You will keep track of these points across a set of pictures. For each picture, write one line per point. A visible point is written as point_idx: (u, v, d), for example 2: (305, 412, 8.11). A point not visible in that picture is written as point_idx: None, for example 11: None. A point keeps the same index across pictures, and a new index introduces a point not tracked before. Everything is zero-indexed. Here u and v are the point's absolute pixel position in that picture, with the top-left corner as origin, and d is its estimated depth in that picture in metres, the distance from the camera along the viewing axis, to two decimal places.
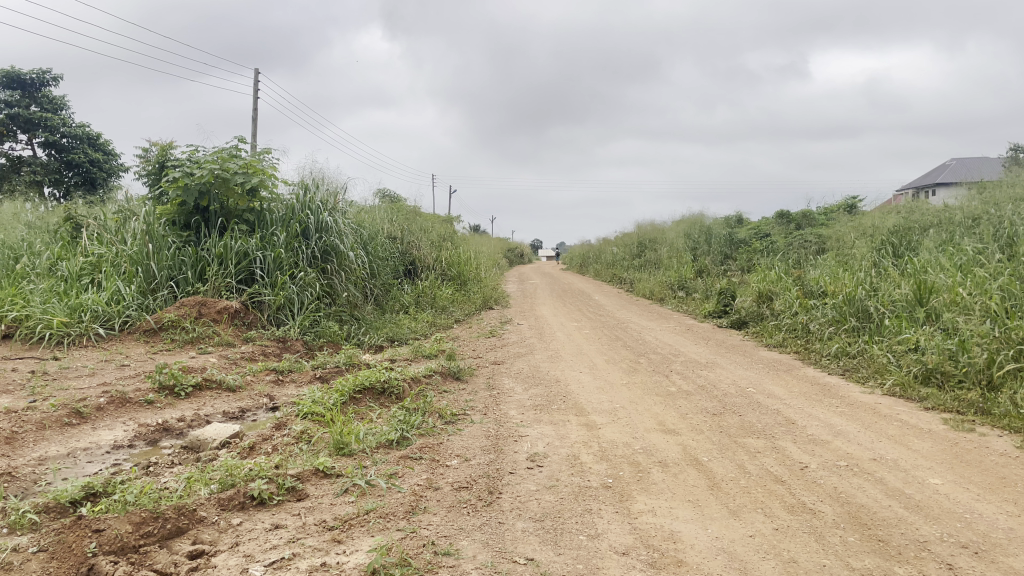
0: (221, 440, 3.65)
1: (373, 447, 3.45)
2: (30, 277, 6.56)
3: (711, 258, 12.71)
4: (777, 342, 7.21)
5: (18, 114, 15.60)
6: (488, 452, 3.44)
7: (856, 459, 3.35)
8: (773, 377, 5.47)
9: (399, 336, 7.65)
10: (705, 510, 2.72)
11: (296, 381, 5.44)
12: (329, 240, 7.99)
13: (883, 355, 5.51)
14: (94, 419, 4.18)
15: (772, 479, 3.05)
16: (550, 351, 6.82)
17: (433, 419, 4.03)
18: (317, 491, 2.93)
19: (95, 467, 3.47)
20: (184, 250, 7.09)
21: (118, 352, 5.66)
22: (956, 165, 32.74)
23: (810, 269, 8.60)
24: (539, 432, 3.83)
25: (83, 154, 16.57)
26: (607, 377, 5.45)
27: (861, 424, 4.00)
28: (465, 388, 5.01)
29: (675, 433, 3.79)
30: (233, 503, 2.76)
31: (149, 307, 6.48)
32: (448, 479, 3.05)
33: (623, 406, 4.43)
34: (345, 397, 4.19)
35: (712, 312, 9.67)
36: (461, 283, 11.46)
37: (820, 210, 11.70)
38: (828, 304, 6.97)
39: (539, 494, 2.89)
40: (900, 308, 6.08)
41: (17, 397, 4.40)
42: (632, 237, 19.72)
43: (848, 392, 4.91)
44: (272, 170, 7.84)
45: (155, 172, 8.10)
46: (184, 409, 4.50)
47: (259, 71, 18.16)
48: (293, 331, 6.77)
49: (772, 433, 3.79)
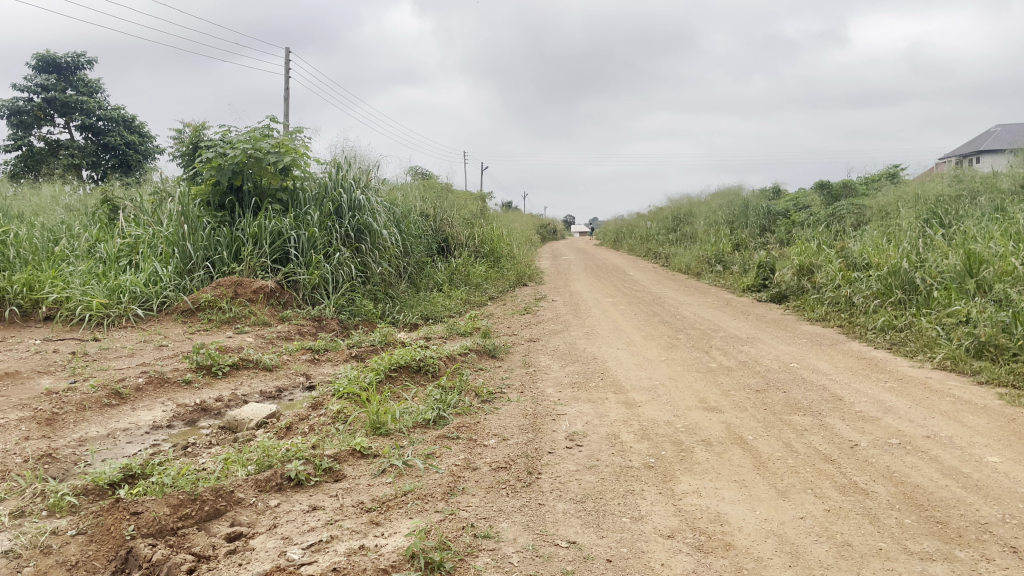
0: (257, 420, 3.63)
1: (410, 427, 3.40)
2: (70, 258, 6.62)
3: (749, 231, 12.46)
4: (820, 316, 7.03)
5: (56, 97, 15.83)
6: (526, 431, 3.38)
7: (909, 437, 3.22)
8: (817, 352, 5.33)
9: (434, 314, 7.61)
10: (753, 491, 2.63)
11: (332, 359, 5.43)
12: (362, 219, 7.96)
13: (931, 328, 5.33)
14: (133, 399, 4.21)
15: (822, 459, 2.95)
16: (586, 327, 6.73)
17: (470, 397, 3.97)
18: (355, 472, 2.90)
19: (135, 448, 3.49)
20: (219, 230, 7.11)
21: (156, 332, 5.70)
22: (1003, 132, 31.71)
23: (853, 240, 8.37)
24: (577, 411, 3.75)
25: (118, 136, 16.74)
26: (645, 353, 5.36)
27: (912, 400, 3.86)
28: (501, 366, 4.96)
29: (717, 410, 3.69)
30: (271, 484, 2.73)
31: (186, 288, 6.52)
32: (486, 460, 2.99)
33: (663, 383, 4.34)
34: (380, 376, 4.16)
35: (750, 286, 9.50)
36: (495, 260, 11.40)
37: (861, 180, 11.39)
38: (873, 276, 6.76)
39: (579, 474, 2.82)
40: (948, 279, 5.88)
41: (58, 378, 4.45)
42: (667, 211, 19.45)
43: (896, 367, 4.75)
44: (304, 149, 7.80)
45: (188, 153, 8.12)
46: (221, 389, 4.52)
47: (289, 51, 18.16)
48: (328, 310, 6.77)
49: (819, 410, 3.67)
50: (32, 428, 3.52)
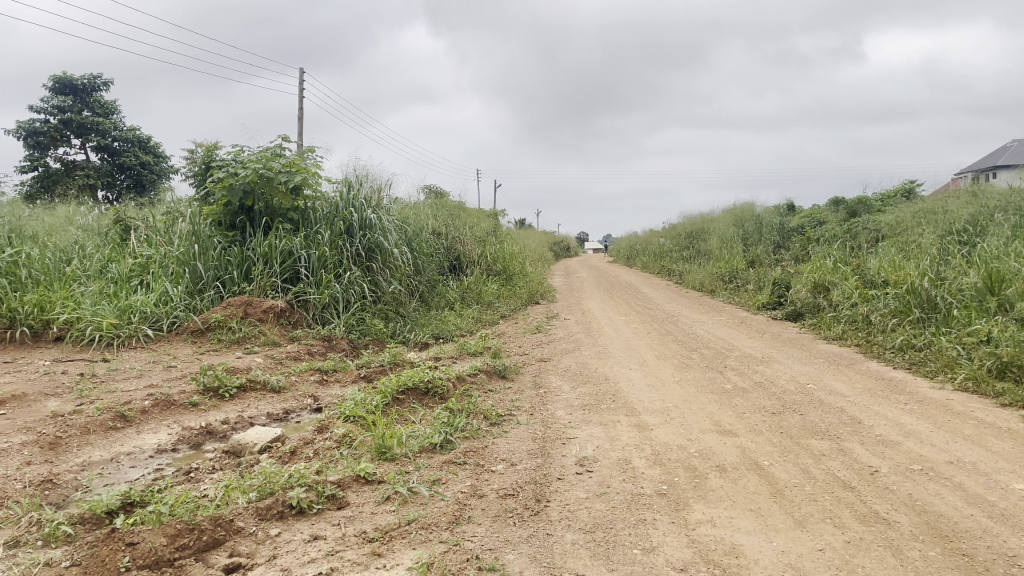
0: (262, 444, 3.57)
1: (416, 452, 3.33)
2: (81, 279, 6.62)
3: (763, 248, 12.35)
4: (836, 335, 6.91)
5: (71, 119, 16.00)
6: (535, 456, 3.29)
7: (931, 462, 3.11)
8: (834, 372, 5.21)
9: (445, 334, 7.55)
10: (769, 521, 2.53)
11: (340, 380, 5.36)
12: (373, 238, 7.93)
13: (952, 347, 5.20)
14: (138, 422, 4.16)
15: (841, 486, 2.85)
16: (598, 347, 6.64)
17: (478, 421, 3.89)
18: (359, 499, 2.82)
19: (138, 473, 3.44)
20: (229, 250, 7.09)
21: (165, 353, 5.66)
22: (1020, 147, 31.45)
23: (870, 257, 8.25)
24: (588, 434, 3.67)
25: (134, 157, 16.89)
26: (658, 374, 5.26)
27: (933, 423, 3.74)
28: (511, 387, 4.88)
29: (732, 434, 3.59)
30: (272, 513, 2.66)
31: (196, 308, 6.50)
32: (494, 486, 2.91)
33: (676, 405, 4.24)
34: (387, 398, 4.09)
35: (766, 303, 9.39)
36: (507, 278, 11.34)
37: (877, 196, 11.27)
38: (890, 294, 6.65)
39: (589, 502, 2.73)
40: (968, 297, 5.77)
41: (64, 400, 4.41)
42: (681, 228, 19.32)
43: (916, 388, 4.63)
44: (316, 168, 7.80)
45: (201, 173, 8.15)
46: (228, 412, 4.46)
47: (304, 72, 18.34)
48: (338, 329, 6.72)
49: (837, 433, 3.57)
50: (35, 452, 3.48)
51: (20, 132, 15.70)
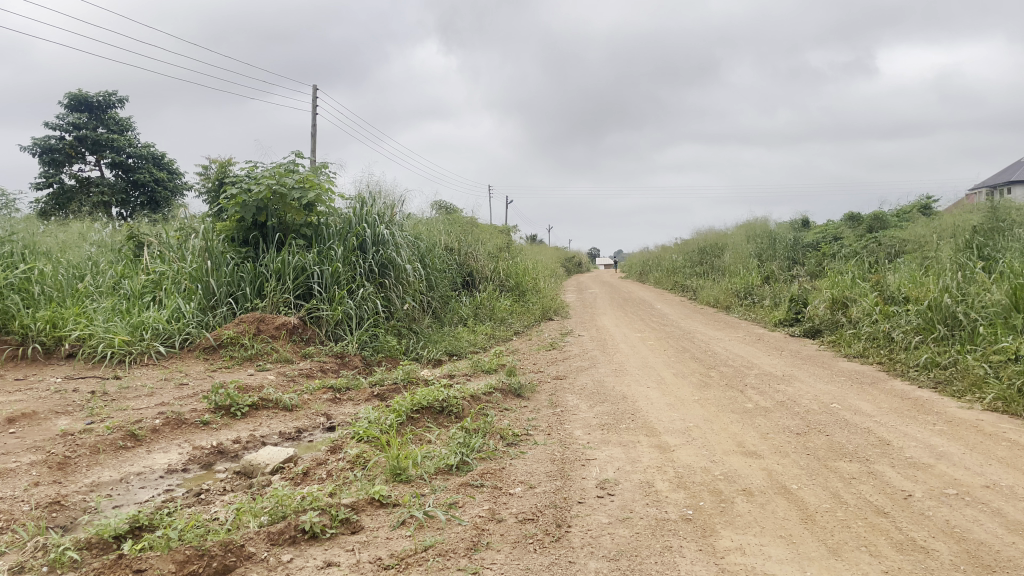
0: (274, 465, 3.49)
1: (432, 473, 3.24)
2: (94, 295, 6.59)
3: (777, 264, 12.23)
4: (857, 353, 6.79)
5: (87, 135, 16.13)
6: (554, 478, 3.20)
7: (967, 487, 2.99)
8: (857, 390, 5.09)
9: (459, 350, 7.48)
10: (802, 549, 2.42)
11: (353, 398, 5.28)
12: (386, 253, 7.87)
13: (979, 366, 5.07)
14: (149, 441, 4.09)
15: (874, 511, 2.73)
16: (614, 364, 6.54)
17: (495, 441, 3.80)
18: (374, 523, 2.74)
19: (147, 494, 3.37)
20: (242, 266, 7.06)
21: (177, 370, 5.61)
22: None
23: (889, 273, 8.11)
24: (608, 455, 3.56)
25: (148, 174, 16.98)
26: (677, 392, 5.14)
27: (965, 445, 3.62)
28: (527, 406, 4.78)
29: (757, 456, 3.48)
30: (284, 537, 2.57)
31: (209, 324, 6.45)
32: (513, 510, 2.82)
33: (698, 425, 4.13)
34: (401, 418, 4.00)
35: (783, 320, 9.26)
36: (520, 294, 11.26)
37: (893, 212, 11.15)
38: (912, 310, 6.52)
39: (612, 528, 2.63)
40: (994, 314, 5.64)
41: (75, 418, 4.35)
42: (694, 243, 19.21)
43: (944, 408, 4.50)
44: (329, 184, 7.76)
45: (214, 189, 8.13)
46: (239, 430, 4.38)
47: (316, 88, 18.40)
48: (351, 346, 6.65)
49: (866, 455, 3.45)
50: (44, 472, 3.41)
51: (36, 149, 15.83)
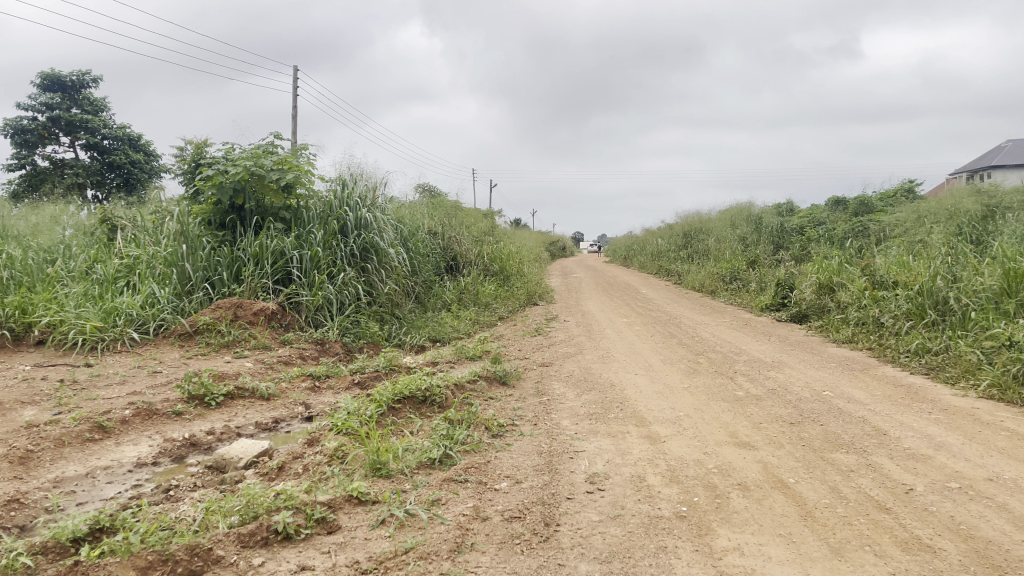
0: (247, 459, 3.33)
1: (414, 468, 3.09)
2: (65, 280, 6.37)
3: (763, 248, 12.15)
4: (846, 338, 6.69)
5: (60, 116, 15.79)
6: (542, 472, 3.06)
7: (969, 480, 2.88)
8: (849, 378, 5.00)
9: (442, 336, 7.32)
10: (803, 549, 2.30)
11: (333, 387, 5.11)
12: (368, 237, 7.69)
13: (971, 352, 4.99)
14: (118, 433, 3.91)
15: (875, 507, 2.62)
16: (600, 350, 6.42)
17: (479, 432, 3.65)
18: (351, 522, 2.59)
19: (114, 490, 3.20)
20: (219, 250, 6.85)
21: (151, 358, 5.42)
22: (1017, 149, 31.54)
23: (877, 257, 8.03)
24: (597, 447, 3.44)
25: (124, 155, 16.63)
26: (665, 379, 5.03)
27: (963, 435, 3.51)
28: (512, 395, 4.64)
29: (751, 447, 3.37)
30: (255, 539, 2.41)
31: (184, 310, 6.24)
32: (498, 508, 2.68)
33: (688, 415, 4.01)
34: (382, 408, 3.84)
35: (770, 305, 9.17)
36: (504, 278, 11.10)
37: (878, 196, 11.09)
38: (902, 294, 6.44)
39: (603, 526, 2.50)
40: (985, 299, 5.56)
41: (42, 409, 4.16)
42: (678, 227, 19.09)
43: (938, 395, 4.41)
44: (309, 166, 7.56)
45: (190, 171, 7.90)
46: (214, 421, 4.21)
47: (296, 69, 18.09)
48: (332, 332, 6.47)
49: (863, 446, 3.34)
50: (4, 467, 3.23)
51: (7, 130, 15.45)
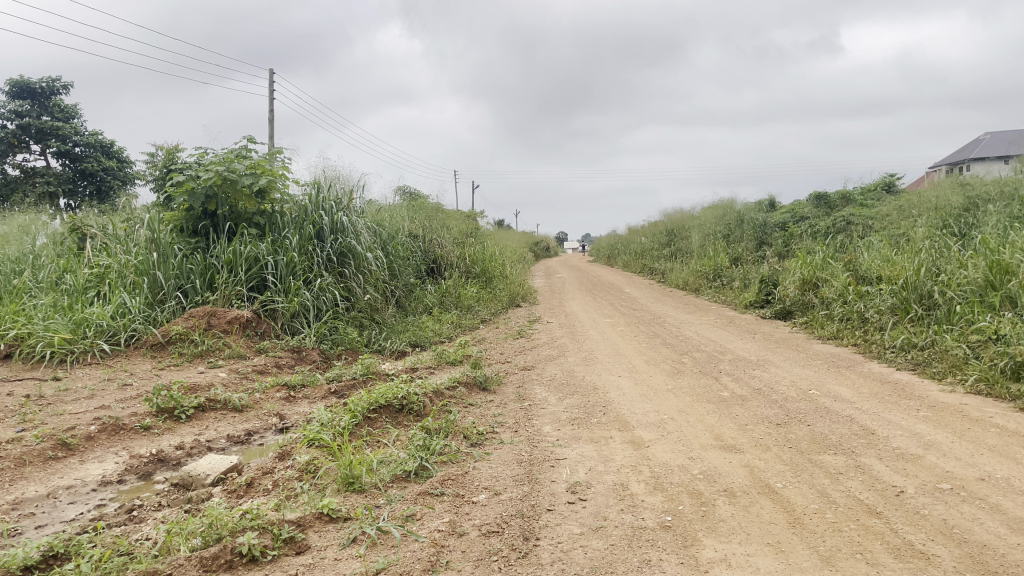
0: (215, 476, 3.20)
1: (388, 482, 2.97)
2: (33, 291, 6.19)
3: (746, 245, 12.11)
4: (832, 334, 6.63)
5: (30, 124, 15.51)
6: (521, 483, 2.95)
7: (961, 480, 2.80)
8: (835, 375, 4.92)
9: (423, 341, 7.20)
10: (792, 559, 2.20)
11: (309, 396, 4.98)
12: (345, 241, 7.55)
13: (958, 346, 4.93)
14: (82, 450, 3.76)
15: (866, 512, 2.53)
16: (584, 352, 6.32)
17: (458, 442, 3.54)
18: (321, 541, 2.47)
19: (77, 510, 3.06)
20: (192, 257, 6.69)
21: (122, 370, 5.25)
22: (993, 141, 31.81)
23: (861, 251, 7.97)
24: (579, 454, 3.33)
25: (96, 162, 16.38)
26: (649, 381, 4.93)
27: (953, 433, 3.44)
28: (493, 400, 4.53)
29: (737, 450, 3.27)
30: (218, 563, 2.28)
31: (156, 320, 6.08)
32: (475, 522, 2.57)
33: (672, 417, 3.92)
34: (357, 419, 3.71)
35: (753, 302, 9.11)
36: (486, 280, 10.99)
37: (858, 190, 11.07)
38: (886, 289, 6.38)
39: (584, 540, 2.39)
40: (970, 292, 5.50)
41: (4, 426, 4.00)
42: (661, 225, 19.04)
43: (926, 392, 4.34)
44: (283, 170, 7.42)
45: (162, 176, 7.73)
46: (184, 435, 4.07)
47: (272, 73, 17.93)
48: (308, 340, 6.34)
49: (851, 447, 3.26)
50: None
51: None
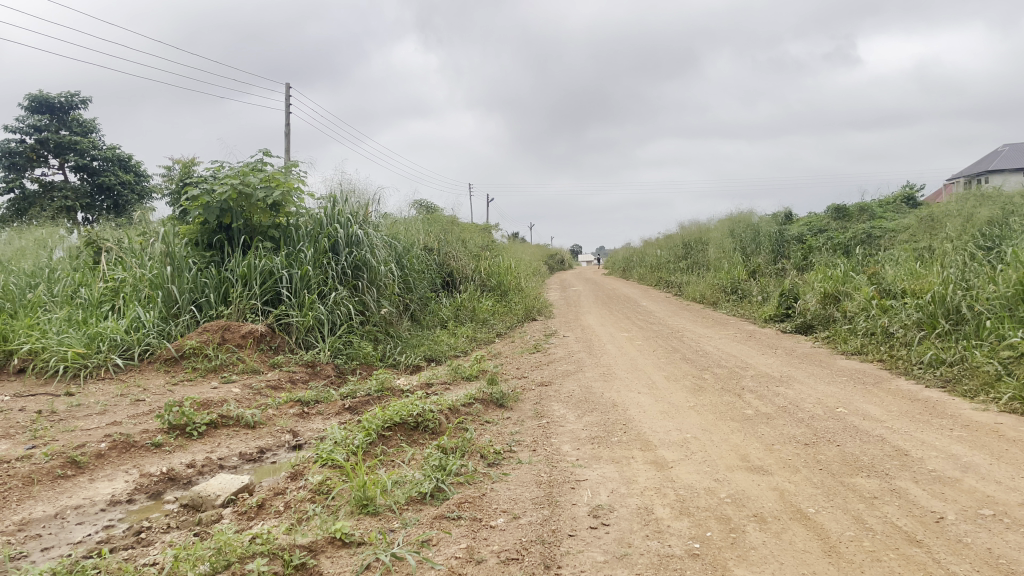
0: (226, 497, 3.11)
1: (403, 504, 2.87)
2: (48, 305, 6.16)
3: (764, 258, 11.96)
4: (856, 349, 6.48)
5: (48, 138, 15.62)
6: (541, 506, 2.84)
7: (1003, 506, 2.66)
8: (863, 392, 4.78)
9: (438, 356, 7.12)
10: None
11: (323, 413, 4.89)
12: (360, 254, 7.48)
13: (989, 363, 4.78)
14: (92, 468, 3.68)
15: (905, 539, 2.40)
16: (601, 367, 6.20)
17: (474, 462, 3.43)
18: (334, 568, 2.37)
19: (84, 532, 2.98)
20: (206, 271, 6.64)
21: (135, 385, 5.19)
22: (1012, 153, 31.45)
23: (883, 264, 7.82)
24: (600, 475, 3.22)
25: (114, 176, 16.47)
26: (670, 398, 4.81)
27: (990, 454, 3.30)
28: (510, 418, 4.43)
29: (764, 472, 3.15)
30: None
31: (170, 334, 6.02)
32: (494, 548, 2.46)
33: (696, 436, 3.80)
34: (372, 437, 3.62)
35: (773, 316, 8.94)
36: (501, 293, 10.89)
37: (877, 203, 10.92)
38: (912, 303, 6.22)
39: (608, 568, 2.28)
40: (999, 307, 5.35)
41: (15, 442, 3.93)
42: (677, 237, 18.89)
43: (958, 410, 4.19)
44: (298, 184, 7.38)
45: (177, 190, 7.70)
46: (195, 453, 3.99)
47: (288, 87, 18.01)
48: (323, 354, 6.26)
49: (885, 469, 3.13)
50: None
51: None
